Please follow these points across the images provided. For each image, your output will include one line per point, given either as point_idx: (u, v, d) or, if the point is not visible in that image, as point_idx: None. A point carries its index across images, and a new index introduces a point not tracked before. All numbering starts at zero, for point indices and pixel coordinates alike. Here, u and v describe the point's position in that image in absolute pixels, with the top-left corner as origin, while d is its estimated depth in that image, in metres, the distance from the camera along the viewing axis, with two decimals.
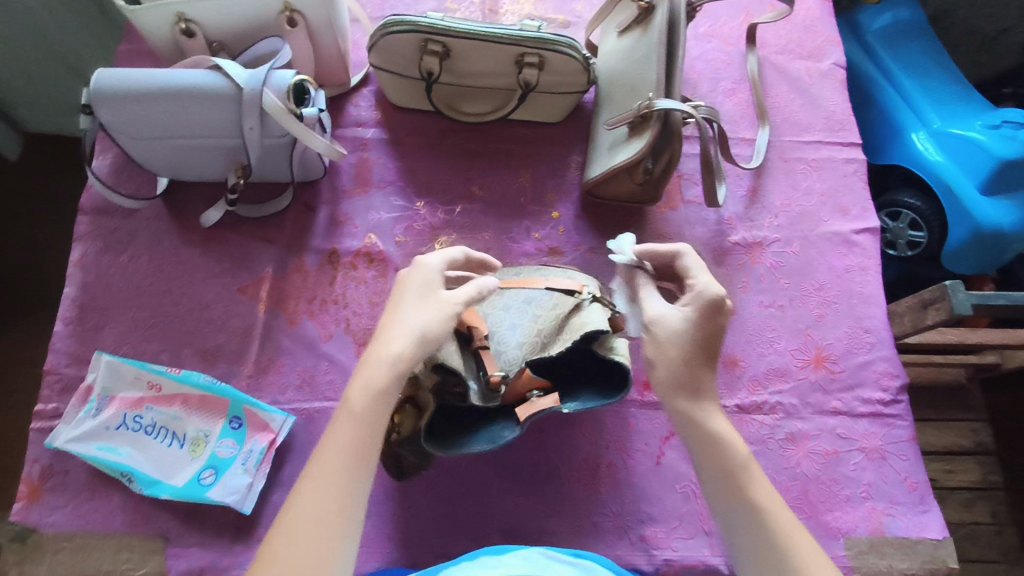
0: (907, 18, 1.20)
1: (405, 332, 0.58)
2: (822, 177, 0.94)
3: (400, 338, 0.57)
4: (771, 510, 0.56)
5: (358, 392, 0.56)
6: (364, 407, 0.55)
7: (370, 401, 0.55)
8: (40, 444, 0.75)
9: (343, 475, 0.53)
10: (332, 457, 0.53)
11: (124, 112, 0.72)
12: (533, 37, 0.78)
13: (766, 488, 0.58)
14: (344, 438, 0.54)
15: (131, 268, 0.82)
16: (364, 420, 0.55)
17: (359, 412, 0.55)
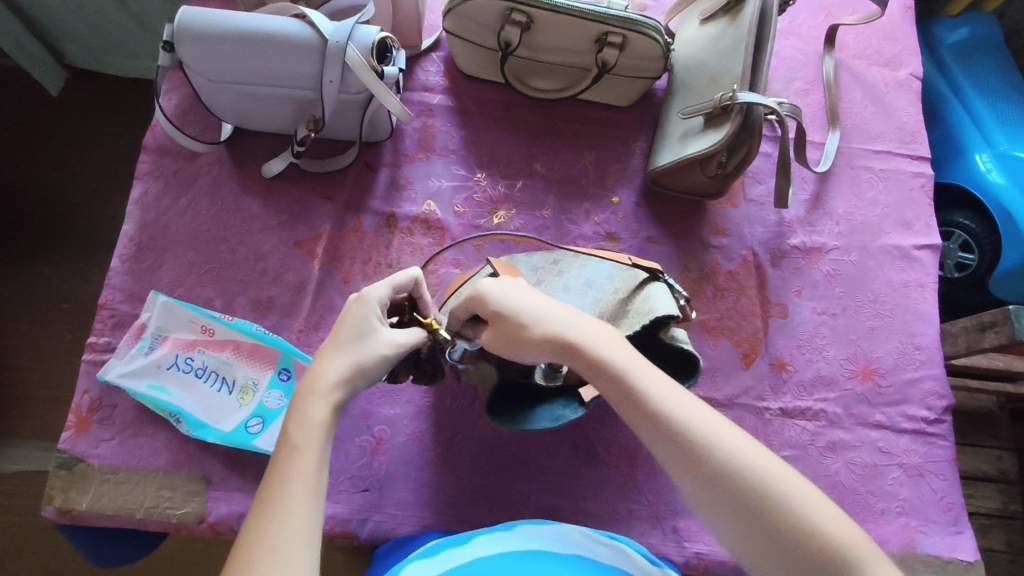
0: (982, 35, 1.18)
1: (340, 368, 0.53)
2: (887, 188, 0.93)
3: (333, 368, 0.53)
4: (714, 429, 0.49)
5: (296, 427, 0.49)
6: (315, 436, 0.49)
7: (315, 433, 0.49)
8: (91, 375, 0.74)
9: (299, 501, 0.45)
10: (276, 482, 0.46)
11: (204, 51, 0.71)
12: (620, 16, 0.77)
13: (664, 386, 0.52)
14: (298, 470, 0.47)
15: (191, 211, 0.82)
16: (307, 450, 0.48)
17: (306, 442, 0.48)
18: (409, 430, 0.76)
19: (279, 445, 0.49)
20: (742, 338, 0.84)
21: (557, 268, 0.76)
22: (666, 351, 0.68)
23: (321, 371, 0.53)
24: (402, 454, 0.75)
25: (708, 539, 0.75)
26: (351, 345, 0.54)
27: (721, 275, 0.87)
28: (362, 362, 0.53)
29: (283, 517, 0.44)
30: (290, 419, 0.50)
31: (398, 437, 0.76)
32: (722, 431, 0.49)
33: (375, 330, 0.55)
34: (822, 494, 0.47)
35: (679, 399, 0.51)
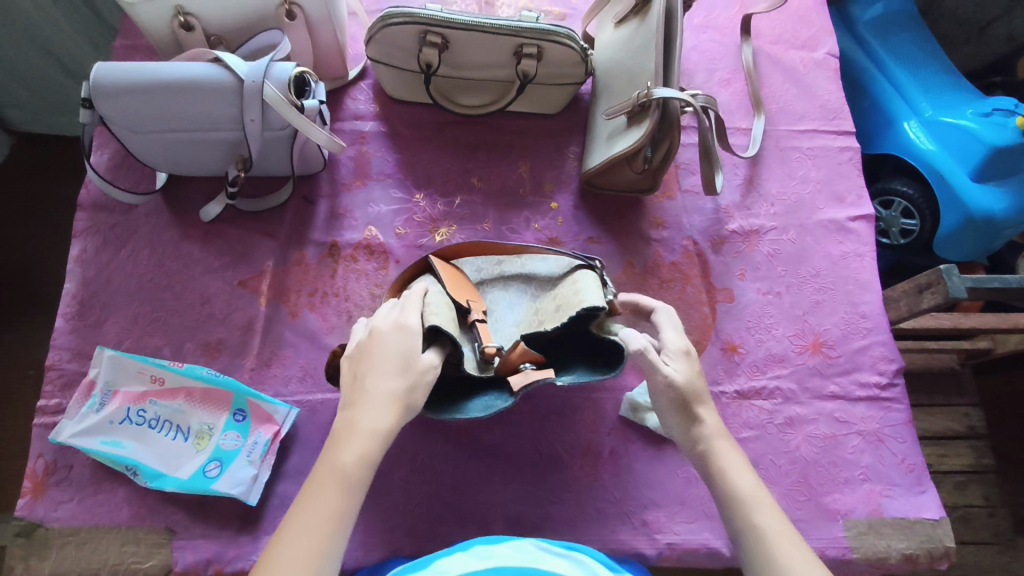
0: (899, 8, 1.21)
1: (386, 405, 0.56)
2: (816, 165, 0.95)
3: (382, 405, 0.56)
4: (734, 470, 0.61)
5: (347, 460, 0.54)
6: (359, 474, 0.54)
7: (359, 463, 0.54)
8: (43, 439, 0.74)
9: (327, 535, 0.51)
10: (314, 511, 0.52)
11: (125, 105, 0.72)
12: (532, 28, 0.79)
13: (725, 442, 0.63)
14: (330, 498, 0.53)
15: (132, 263, 0.82)
16: (347, 486, 0.53)
17: (350, 478, 0.54)
18: None
19: (326, 470, 0.54)
20: (692, 326, 0.86)
21: (500, 269, 0.78)
22: (600, 341, 0.70)
23: (369, 405, 0.56)
24: None
25: (678, 529, 0.76)
26: (402, 376, 0.58)
27: (665, 268, 0.89)
28: (410, 395, 0.58)
29: (310, 549, 0.50)
30: (341, 443, 0.55)
31: None
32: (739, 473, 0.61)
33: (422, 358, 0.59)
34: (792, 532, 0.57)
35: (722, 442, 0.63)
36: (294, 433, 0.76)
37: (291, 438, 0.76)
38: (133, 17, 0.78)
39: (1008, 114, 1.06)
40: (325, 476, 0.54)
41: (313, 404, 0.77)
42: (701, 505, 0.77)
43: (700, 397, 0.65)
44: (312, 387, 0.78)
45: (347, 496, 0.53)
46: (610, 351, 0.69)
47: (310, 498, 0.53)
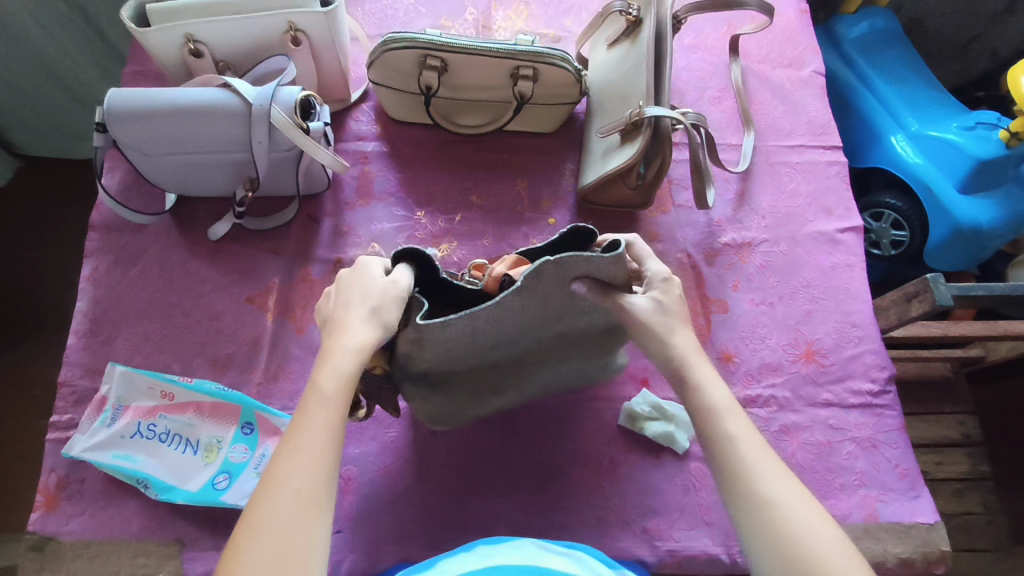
0: (882, 26, 1.25)
1: (358, 330, 0.57)
2: (806, 179, 0.98)
3: (355, 328, 0.57)
4: (715, 394, 0.59)
5: (326, 377, 0.54)
6: (341, 388, 0.54)
7: (343, 378, 0.54)
8: (56, 453, 0.75)
9: (321, 446, 0.51)
10: (302, 428, 0.52)
11: (137, 129, 0.75)
12: (528, 51, 0.82)
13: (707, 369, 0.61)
14: (316, 415, 0.53)
15: (142, 282, 0.85)
16: (333, 402, 0.54)
17: (334, 393, 0.54)
18: (375, 467, 0.78)
19: (310, 391, 0.54)
20: None
21: None
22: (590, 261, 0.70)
23: (342, 331, 0.57)
24: (372, 491, 0.77)
25: (678, 535, 0.77)
26: (366, 298, 0.59)
27: None
28: (381, 311, 0.58)
29: (300, 460, 0.50)
30: (321, 363, 0.56)
31: (364, 475, 0.78)
32: (718, 397, 0.58)
33: (382, 279, 0.60)
34: (781, 465, 0.55)
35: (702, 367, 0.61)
36: None
37: None
38: (144, 46, 0.81)
39: (991, 128, 1.09)
40: (311, 400, 0.54)
41: None
42: (700, 512, 0.78)
43: (675, 318, 0.64)
44: None
45: (337, 412, 0.53)
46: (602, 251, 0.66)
47: (303, 423, 0.52)
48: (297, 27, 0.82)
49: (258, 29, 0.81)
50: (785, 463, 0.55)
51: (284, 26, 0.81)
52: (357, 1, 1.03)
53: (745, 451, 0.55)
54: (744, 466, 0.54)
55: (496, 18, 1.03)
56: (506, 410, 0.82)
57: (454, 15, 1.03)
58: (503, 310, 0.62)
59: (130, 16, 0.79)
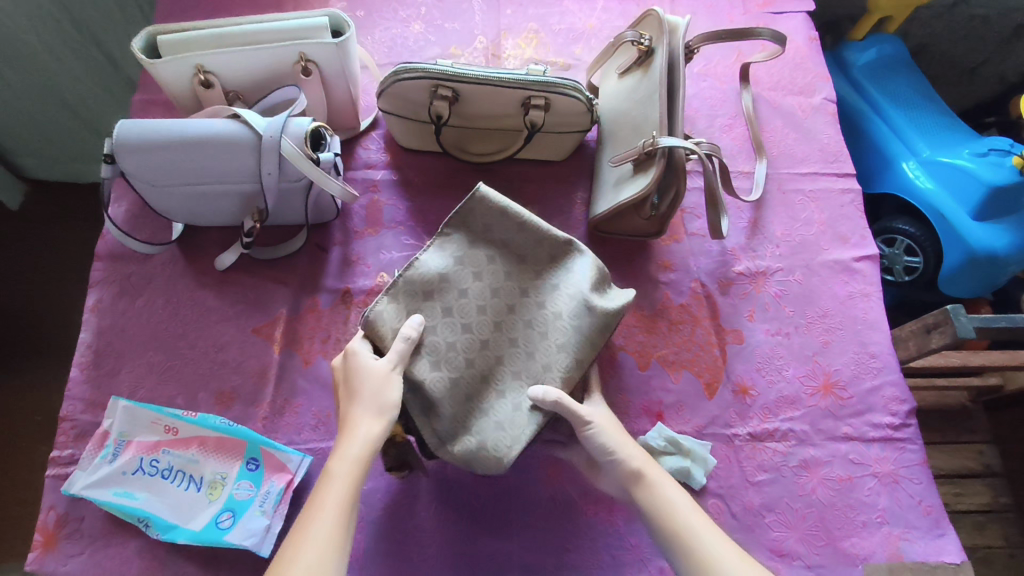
0: (891, 52, 1.25)
1: (363, 414, 0.64)
2: (820, 207, 0.97)
3: (362, 418, 0.64)
4: (668, 489, 0.66)
5: (337, 463, 0.61)
6: (349, 473, 0.60)
7: (353, 464, 0.61)
8: (56, 490, 0.73)
9: (329, 526, 0.57)
10: (314, 510, 0.58)
11: (145, 161, 0.74)
12: (539, 81, 0.82)
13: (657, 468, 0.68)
14: (327, 496, 0.59)
15: (148, 312, 0.83)
16: (343, 485, 0.59)
17: (343, 476, 0.60)
18: (382, 504, 0.76)
19: (323, 476, 0.61)
20: (702, 368, 0.86)
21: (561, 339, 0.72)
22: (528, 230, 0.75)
23: (352, 422, 0.64)
24: (380, 529, 0.75)
25: None
26: (363, 385, 0.64)
27: (673, 310, 0.90)
28: (378, 394, 0.64)
29: (313, 538, 0.55)
30: (336, 451, 0.62)
31: (371, 513, 0.75)
32: (671, 491, 0.66)
33: (374, 362, 0.66)
34: (736, 547, 0.62)
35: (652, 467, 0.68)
36: (307, 482, 0.76)
37: (304, 487, 0.75)
38: (155, 77, 0.80)
39: (1004, 154, 1.08)
40: (328, 486, 0.60)
41: (326, 452, 0.77)
42: None
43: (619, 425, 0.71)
44: (325, 435, 0.78)
45: (348, 494, 0.59)
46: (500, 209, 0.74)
47: (320, 507, 0.58)
48: (308, 58, 0.81)
49: (269, 60, 0.80)
50: (736, 545, 0.63)
51: (295, 57, 0.81)
52: (368, 30, 1.03)
53: (701, 536, 0.62)
54: (705, 552, 0.61)
55: (506, 46, 1.03)
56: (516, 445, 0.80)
57: (464, 43, 1.03)
58: (436, 289, 0.72)
59: (141, 48, 0.79)
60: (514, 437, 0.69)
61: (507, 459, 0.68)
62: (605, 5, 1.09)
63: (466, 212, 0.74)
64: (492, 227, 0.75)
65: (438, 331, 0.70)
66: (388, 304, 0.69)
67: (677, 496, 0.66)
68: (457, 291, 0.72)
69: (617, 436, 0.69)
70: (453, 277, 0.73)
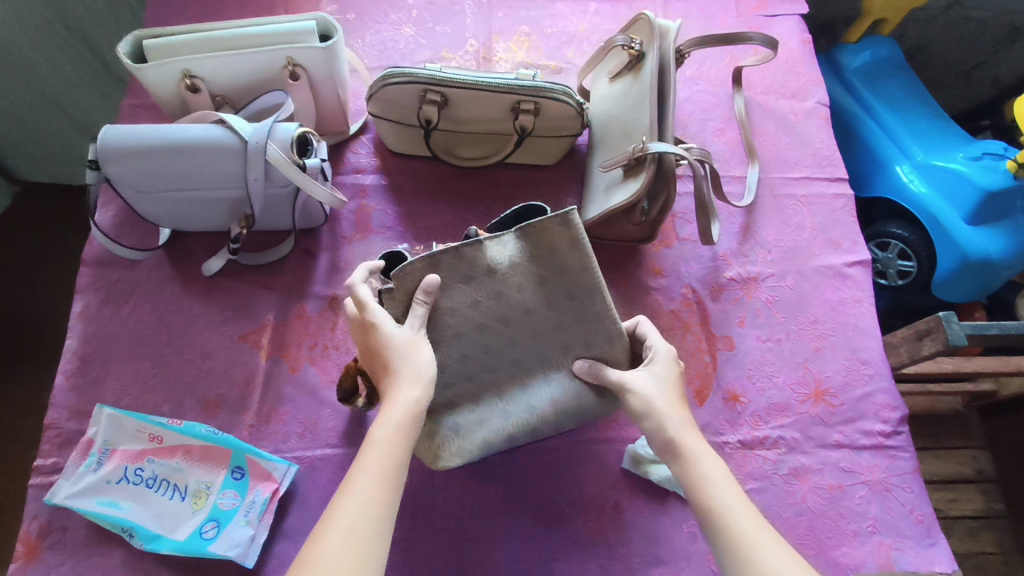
0: (885, 55, 1.24)
1: (400, 382, 0.60)
2: (812, 212, 0.97)
3: (397, 386, 0.59)
4: (743, 520, 0.55)
5: (378, 427, 0.56)
6: (391, 437, 0.56)
7: (395, 428, 0.56)
8: (39, 499, 0.72)
9: (374, 489, 0.53)
10: (359, 473, 0.54)
11: (131, 166, 0.74)
12: (529, 85, 0.81)
13: (732, 492, 0.57)
14: (371, 462, 0.54)
15: (134, 319, 0.83)
16: (388, 450, 0.55)
17: (385, 439, 0.56)
18: None
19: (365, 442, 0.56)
20: (693, 374, 0.86)
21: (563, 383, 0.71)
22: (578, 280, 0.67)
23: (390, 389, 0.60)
24: None
25: None
26: (393, 356, 0.61)
27: (664, 316, 0.89)
28: (411, 357, 0.61)
29: (356, 502, 0.52)
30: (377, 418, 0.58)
31: None
32: (745, 522, 0.55)
33: (398, 332, 0.62)
34: None
35: (728, 492, 0.57)
36: (293, 491, 0.75)
37: (290, 496, 0.75)
38: (141, 81, 0.80)
39: (998, 159, 1.07)
40: (369, 452, 0.55)
41: (312, 461, 0.77)
42: (708, 561, 0.75)
43: (696, 442, 0.61)
44: (312, 443, 0.78)
45: (393, 458, 0.55)
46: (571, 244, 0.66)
47: (360, 473, 0.54)
48: (296, 62, 0.80)
49: (256, 64, 0.80)
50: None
51: (283, 61, 0.80)
52: (358, 33, 1.02)
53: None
54: None
55: (497, 50, 1.03)
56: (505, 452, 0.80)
57: (455, 47, 1.02)
58: (478, 280, 0.66)
59: (126, 52, 0.78)
60: (461, 448, 0.69)
61: (441, 466, 0.69)
62: (598, 8, 1.08)
63: (541, 230, 0.66)
64: (556, 258, 0.66)
65: (457, 314, 0.67)
66: (422, 267, 0.64)
67: (755, 529, 0.54)
68: (496, 292, 0.67)
69: (745, 517, 0.55)
70: (502, 278, 0.66)
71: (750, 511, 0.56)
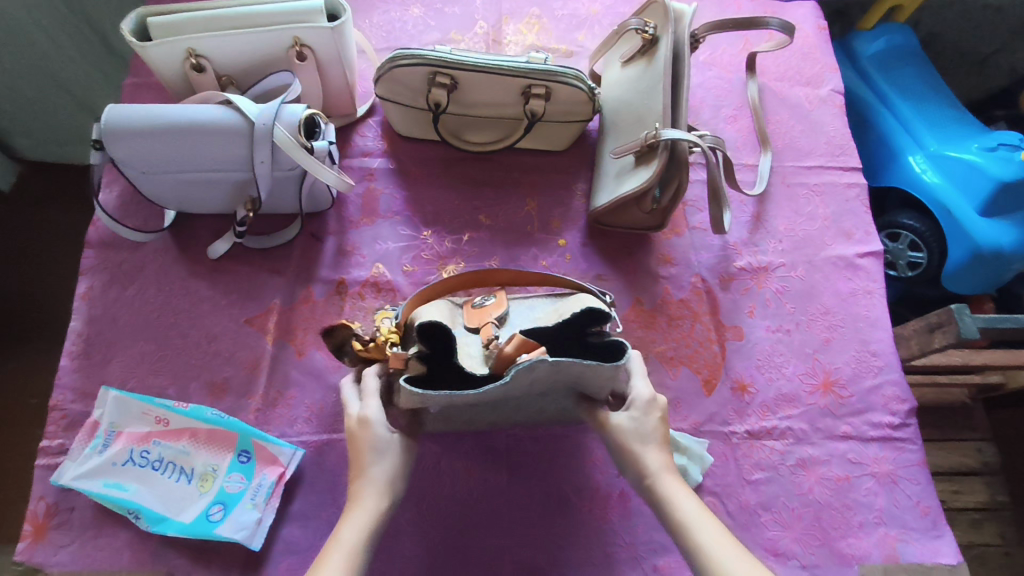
0: (900, 43, 1.22)
1: (378, 488, 0.61)
2: (824, 202, 0.96)
3: (373, 495, 0.60)
4: (727, 560, 0.54)
5: (347, 529, 0.58)
6: (355, 541, 0.57)
7: (361, 535, 0.57)
8: (45, 480, 0.72)
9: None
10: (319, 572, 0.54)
11: (135, 147, 0.73)
12: (540, 69, 0.80)
13: (717, 536, 0.56)
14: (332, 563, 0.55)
15: (139, 301, 0.82)
16: (353, 555, 0.56)
17: (349, 542, 0.57)
18: None
19: (331, 541, 0.57)
20: (701, 364, 0.85)
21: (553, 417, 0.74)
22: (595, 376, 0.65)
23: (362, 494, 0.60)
24: None
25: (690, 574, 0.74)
26: (380, 459, 0.62)
27: (673, 305, 0.88)
28: (396, 481, 0.62)
29: None
30: (348, 520, 0.59)
31: None
32: (730, 563, 0.54)
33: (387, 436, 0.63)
34: None
35: (710, 535, 0.56)
36: (299, 476, 0.75)
37: (296, 481, 0.75)
38: (146, 60, 0.78)
39: (1013, 150, 1.06)
40: (332, 554, 0.56)
41: (319, 445, 0.77)
42: None
43: (680, 488, 0.60)
44: (318, 428, 0.77)
45: (352, 564, 0.56)
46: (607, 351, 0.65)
47: (319, 573, 0.55)
48: (303, 42, 0.79)
49: (262, 44, 0.78)
50: None
51: (290, 41, 0.79)
52: (366, 14, 1.01)
53: None
54: None
55: (507, 32, 1.01)
56: (510, 439, 0.80)
57: (464, 28, 1.00)
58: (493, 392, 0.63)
59: (131, 29, 0.77)
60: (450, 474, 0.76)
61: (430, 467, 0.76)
62: None
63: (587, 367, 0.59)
64: (584, 374, 0.61)
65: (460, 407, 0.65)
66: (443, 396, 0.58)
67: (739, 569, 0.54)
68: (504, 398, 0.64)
69: (727, 559, 0.54)
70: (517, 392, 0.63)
71: (737, 553, 0.55)
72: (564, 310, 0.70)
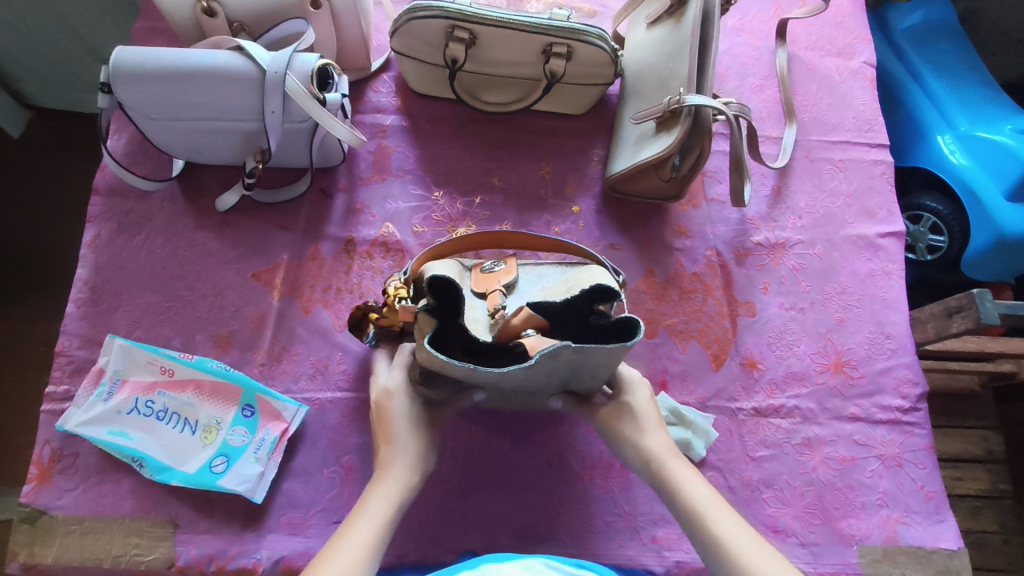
0: (937, 16, 1.18)
1: (409, 460, 0.61)
2: (847, 178, 0.93)
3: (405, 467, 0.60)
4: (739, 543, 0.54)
5: (376, 496, 0.57)
6: (384, 508, 0.57)
7: (390, 502, 0.57)
8: (51, 425, 0.73)
9: (352, 547, 0.53)
10: (346, 536, 0.54)
11: (144, 92, 0.71)
12: (562, 27, 0.77)
13: (726, 518, 0.56)
14: (364, 525, 0.55)
15: (146, 251, 0.81)
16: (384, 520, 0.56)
17: (379, 508, 0.56)
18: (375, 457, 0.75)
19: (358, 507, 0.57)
20: (711, 339, 0.84)
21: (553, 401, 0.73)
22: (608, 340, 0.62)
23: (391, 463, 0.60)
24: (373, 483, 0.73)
25: (688, 546, 0.74)
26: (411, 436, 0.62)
27: (686, 277, 0.87)
28: (424, 456, 0.62)
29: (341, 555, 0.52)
30: (376, 487, 0.58)
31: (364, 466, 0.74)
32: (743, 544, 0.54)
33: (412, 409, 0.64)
34: None
35: (721, 517, 0.56)
36: (302, 432, 0.75)
37: (299, 437, 0.75)
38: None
39: None
40: (360, 518, 0.56)
41: (322, 403, 0.76)
42: None
43: (684, 473, 0.60)
44: (322, 385, 0.77)
45: (382, 531, 0.55)
46: (619, 329, 0.61)
47: (349, 534, 0.54)
48: None
49: None
50: None
51: None
52: None
53: None
54: None
55: None
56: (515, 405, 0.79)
57: None
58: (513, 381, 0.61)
59: None
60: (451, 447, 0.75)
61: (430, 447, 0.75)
62: None
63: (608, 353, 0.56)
64: (605, 361, 0.58)
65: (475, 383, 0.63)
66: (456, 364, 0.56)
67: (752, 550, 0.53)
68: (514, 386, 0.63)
69: (740, 538, 0.54)
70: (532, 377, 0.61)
71: (747, 536, 0.55)
72: (574, 284, 0.67)
